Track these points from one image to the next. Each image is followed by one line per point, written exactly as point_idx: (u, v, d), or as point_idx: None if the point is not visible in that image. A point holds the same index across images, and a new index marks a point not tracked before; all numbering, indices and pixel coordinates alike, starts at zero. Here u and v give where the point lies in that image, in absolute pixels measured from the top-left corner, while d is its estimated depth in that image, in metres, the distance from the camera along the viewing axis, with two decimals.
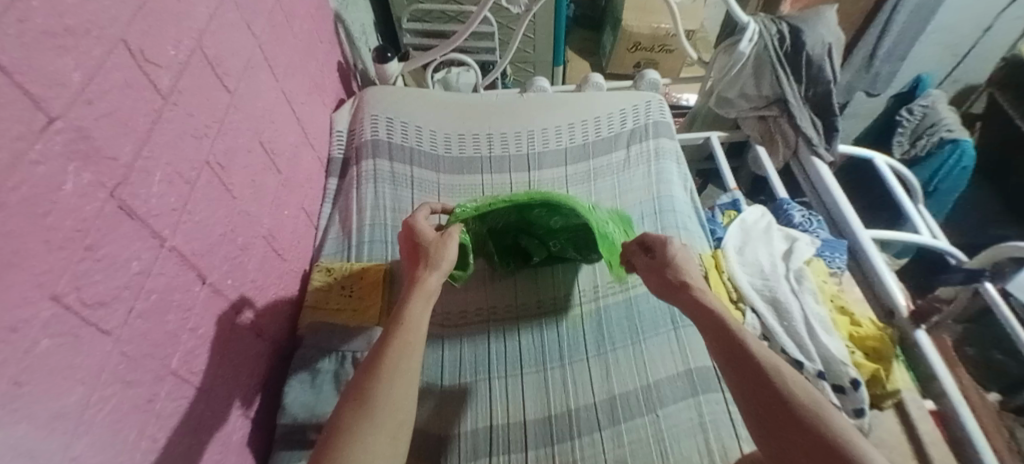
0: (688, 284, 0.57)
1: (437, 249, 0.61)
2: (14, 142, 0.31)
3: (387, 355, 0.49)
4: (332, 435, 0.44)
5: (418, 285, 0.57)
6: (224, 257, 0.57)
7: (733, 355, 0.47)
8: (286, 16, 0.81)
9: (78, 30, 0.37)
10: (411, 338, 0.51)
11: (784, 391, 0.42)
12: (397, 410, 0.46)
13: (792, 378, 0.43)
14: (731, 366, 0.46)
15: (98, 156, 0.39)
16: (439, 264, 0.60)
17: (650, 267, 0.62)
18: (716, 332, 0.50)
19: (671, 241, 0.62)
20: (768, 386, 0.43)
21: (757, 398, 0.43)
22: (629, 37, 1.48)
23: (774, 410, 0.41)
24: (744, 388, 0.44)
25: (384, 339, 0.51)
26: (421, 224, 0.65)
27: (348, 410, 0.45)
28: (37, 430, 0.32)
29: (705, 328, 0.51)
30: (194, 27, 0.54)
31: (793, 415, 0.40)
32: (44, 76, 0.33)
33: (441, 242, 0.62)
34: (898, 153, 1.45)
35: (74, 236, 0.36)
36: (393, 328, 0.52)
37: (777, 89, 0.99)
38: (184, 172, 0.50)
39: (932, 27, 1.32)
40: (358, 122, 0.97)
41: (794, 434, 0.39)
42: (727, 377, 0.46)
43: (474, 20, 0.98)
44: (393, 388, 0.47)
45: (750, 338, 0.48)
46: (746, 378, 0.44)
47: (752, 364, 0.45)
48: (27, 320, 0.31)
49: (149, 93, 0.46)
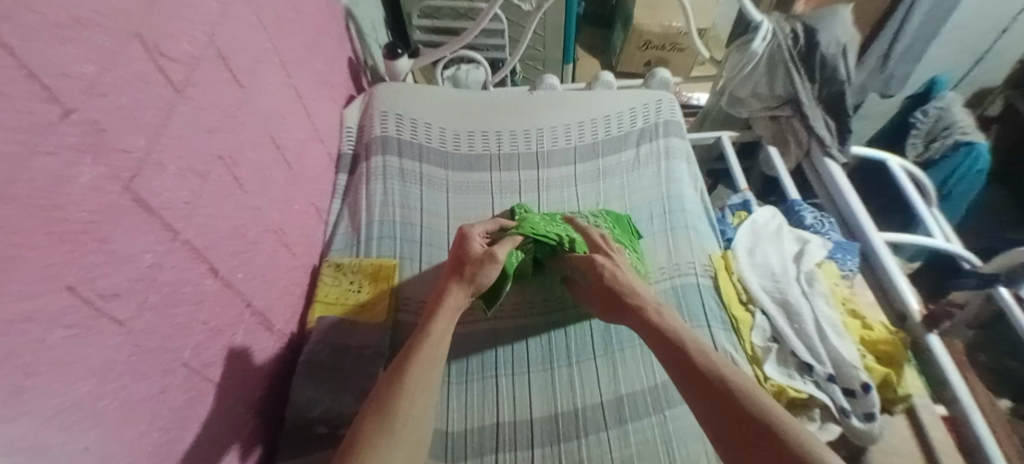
0: (634, 305, 0.61)
1: (476, 271, 0.62)
2: (27, 134, 0.31)
3: (411, 372, 0.50)
4: (351, 444, 0.44)
5: (444, 301, 0.60)
6: (234, 251, 0.58)
7: (683, 367, 0.51)
8: (298, 12, 0.81)
9: (92, 24, 0.37)
10: (429, 355, 0.53)
11: (731, 396, 0.46)
12: (414, 427, 0.47)
13: (734, 381, 0.47)
14: (688, 386, 0.50)
15: (111, 148, 0.39)
16: (473, 286, 0.62)
17: (596, 290, 0.66)
18: (673, 353, 0.53)
19: (603, 263, 0.66)
20: (722, 398, 0.46)
21: (714, 417, 0.46)
22: (640, 35, 1.47)
23: (733, 421, 0.44)
24: (702, 409, 0.47)
25: (411, 353, 0.53)
26: (472, 240, 0.66)
27: (369, 418, 0.46)
28: (50, 421, 0.32)
29: (658, 347, 0.55)
30: (206, 21, 0.54)
31: (750, 424, 0.43)
32: (57, 69, 0.34)
33: (483, 261, 0.63)
34: (912, 155, 1.43)
35: (88, 228, 0.36)
36: (419, 343, 0.54)
37: (789, 89, 0.98)
38: (196, 166, 0.51)
39: (948, 27, 1.28)
40: (368, 118, 0.97)
41: (759, 452, 0.41)
42: (687, 398, 0.49)
43: (484, 18, 0.98)
44: (415, 400, 0.48)
45: (702, 355, 0.51)
46: (704, 395, 0.48)
47: (705, 383, 0.48)
48: (41, 311, 0.31)
49: (161, 87, 0.46)
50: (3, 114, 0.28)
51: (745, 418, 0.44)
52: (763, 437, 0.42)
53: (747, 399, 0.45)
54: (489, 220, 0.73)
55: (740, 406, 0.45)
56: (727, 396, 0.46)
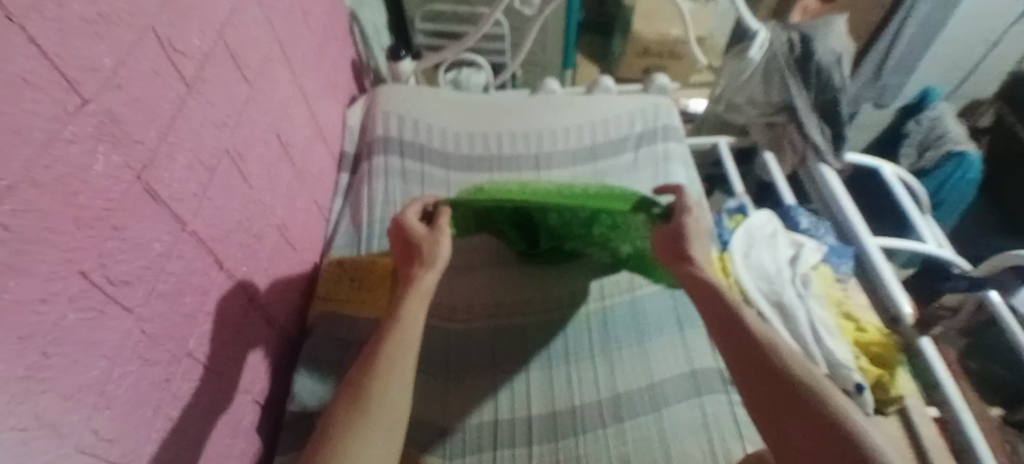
0: (689, 260, 0.60)
1: (431, 247, 0.62)
2: (49, 122, 0.32)
3: (385, 357, 0.50)
4: (324, 435, 0.44)
5: (414, 284, 0.59)
6: (239, 244, 0.58)
7: (732, 331, 0.51)
8: (305, 13, 0.82)
9: (112, 16, 0.38)
10: (406, 340, 0.52)
11: (779, 365, 0.45)
12: (392, 412, 0.46)
13: (786, 352, 0.47)
14: (732, 356, 0.49)
15: (126, 139, 0.40)
16: (434, 262, 0.61)
17: (665, 235, 0.63)
18: (718, 315, 0.53)
19: (692, 208, 0.62)
20: (767, 367, 0.46)
21: (758, 386, 0.45)
22: (638, 43, 1.50)
23: (773, 395, 0.44)
24: (745, 377, 0.47)
25: (385, 339, 0.52)
26: (410, 221, 0.65)
27: (344, 405, 0.46)
28: (63, 402, 0.33)
29: (704, 305, 0.55)
30: (218, 18, 0.56)
31: (797, 393, 0.42)
32: (79, 60, 0.35)
33: (433, 238, 0.63)
34: (906, 164, 1.48)
35: (103, 215, 0.37)
36: (391, 328, 0.53)
37: (786, 97, 1.00)
38: (206, 160, 0.52)
39: (942, 39, 1.38)
40: (370, 119, 0.98)
41: (803, 421, 0.41)
42: (731, 367, 0.49)
43: (487, 22, 1.00)
44: (388, 384, 0.48)
45: (756, 326, 0.50)
46: (754, 362, 0.47)
47: (756, 350, 0.47)
48: (57, 294, 0.32)
49: (175, 81, 0.47)
50: (26, 100, 0.29)
51: (792, 391, 0.43)
52: (806, 412, 0.41)
53: (800, 370, 0.44)
54: (415, 200, 0.70)
55: (785, 376, 0.44)
56: (773, 366, 0.45)
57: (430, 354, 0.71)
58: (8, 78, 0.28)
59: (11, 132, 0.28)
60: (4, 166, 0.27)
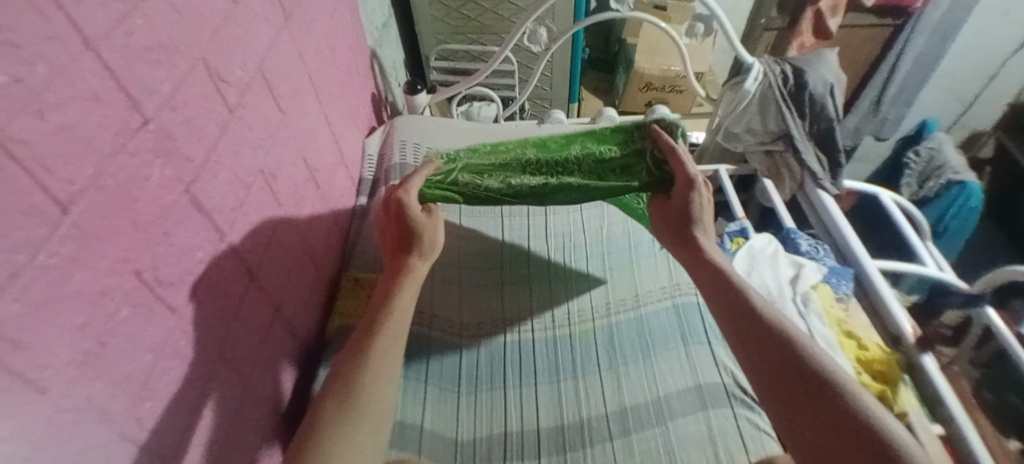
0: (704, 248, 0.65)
1: (430, 240, 0.67)
2: (114, 136, 0.37)
3: (376, 348, 0.54)
4: (309, 426, 0.47)
5: (407, 274, 0.63)
6: (269, 257, 0.62)
7: (745, 324, 0.54)
8: (332, 50, 0.90)
9: (169, 47, 0.44)
10: (390, 333, 0.56)
11: (799, 361, 0.49)
12: (380, 405, 0.51)
13: (802, 346, 0.51)
14: (746, 348, 0.53)
15: (178, 154, 0.45)
16: (428, 257, 0.66)
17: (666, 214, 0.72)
18: (728, 313, 0.56)
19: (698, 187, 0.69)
20: (782, 361, 0.50)
21: (772, 377, 0.49)
22: (640, 78, 1.58)
23: (788, 390, 0.48)
24: (760, 370, 0.51)
25: (375, 330, 0.56)
26: (410, 201, 0.67)
27: (331, 396, 0.49)
28: (112, 388, 0.37)
29: (714, 299, 0.59)
30: (258, 53, 0.62)
31: (814, 388, 0.47)
32: (142, 83, 0.40)
33: (432, 229, 0.68)
34: (908, 193, 1.57)
35: (155, 221, 0.41)
36: (379, 319, 0.57)
37: (782, 125, 1.05)
38: (242, 177, 0.57)
39: (939, 72, 1.53)
40: (388, 147, 1.04)
41: (818, 412, 0.45)
42: (742, 362, 0.53)
43: (495, 59, 1.07)
44: (380, 375, 0.52)
45: (767, 315, 0.54)
46: (770, 357, 0.51)
47: (772, 346, 0.51)
48: (114, 287, 0.36)
49: (219, 106, 0.53)
50: (93, 117, 0.34)
51: (806, 383, 0.47)
52: (819, 406, 0.46)
53: (817, 366, 0.49)
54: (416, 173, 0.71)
55: (804, 371, 0.48)
56: (793, 363, 0.49)
57: (439, 366, 0.73)
58: (81, 96, 0.33)
59: (78, 143, 0.33)
60: (72, 173, 0.32)
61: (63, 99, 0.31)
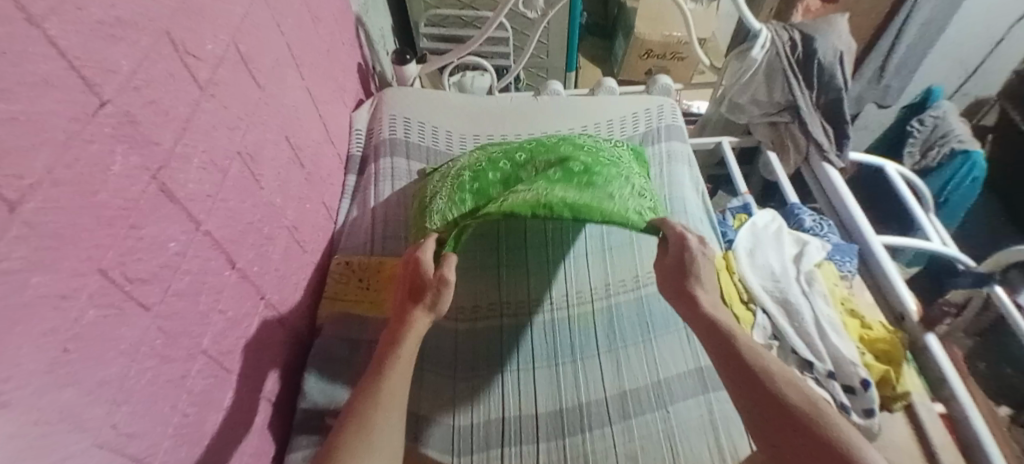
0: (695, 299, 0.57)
1: (436, 295, 0.57)
2: (69, 123, 0.33)
3: (392, 379, 0.52)
4: (329, 452, 0.46)
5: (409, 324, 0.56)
6: (252, 244, 0.59)
7: (731, 354, 0.50)
8: (314, 18, 0.84)
9: (127, 21, 0.39)
10: (405, 363, 0.53)
11: (784, 395, 0.46)
12: (394, 440, 0.49)
13: (784, 382, 0.47)
14: (731, 380, 0.49)
15: (143, 139, 0.41)
16: (434, 312, 0.57)
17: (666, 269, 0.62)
18: (713, 340, 0.53)
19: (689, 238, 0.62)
20: (762, 393, 0.46)
21: (758, 410, 0.46)
22: (640, 45, 1.51)
23: (773, 422, 0.45)
24: (746, 401, 0.47)
25: (390, 359, 0.53)
26: (427, 263, 0.62)
27: (349, 428, 0.48)
28: (84, 396, 0.34)
29: (702, 333, 0.54)
30: (230, 24, 0.57)
31: (798, 422, 0.44)
32: (99, 62, 0.36)
33: (438, 287, 0.57)
34: (909, 163, 1.52)
35: (121, 214, 0.38)
36: (393, 349, 0.54)
37: (788, 96, 1.00)
38: (218, 160, 0.53)
39: (945, 42, 1.50)
40: (377, 122, 1.00)
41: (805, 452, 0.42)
42: (734, 402, 0.49)
43: (489, 26, 1.00)
44: (394, 409, 0.50)
45: (751, 349, 0.50)
46: (761, 396, 0.46)
47: (760, 385, 0.47)
48: (78, 290, 0.33)
49: (189, 84, 0.48)
50: (44, 104, 0.30)
51: (792, 417, 0.44)
52: (806, 443, 0.42)
53: (802, 399, 0.45)
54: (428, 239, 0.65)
55: (792, 408, 0.45)
56: (779, 400, 0.45)
57: (435, 353, 0.71)
58: (29, 79, 0.29)
59: (27, 134, 0.29)
60: (24, 167, 0.29)
61: (8, 84, 0.27)
